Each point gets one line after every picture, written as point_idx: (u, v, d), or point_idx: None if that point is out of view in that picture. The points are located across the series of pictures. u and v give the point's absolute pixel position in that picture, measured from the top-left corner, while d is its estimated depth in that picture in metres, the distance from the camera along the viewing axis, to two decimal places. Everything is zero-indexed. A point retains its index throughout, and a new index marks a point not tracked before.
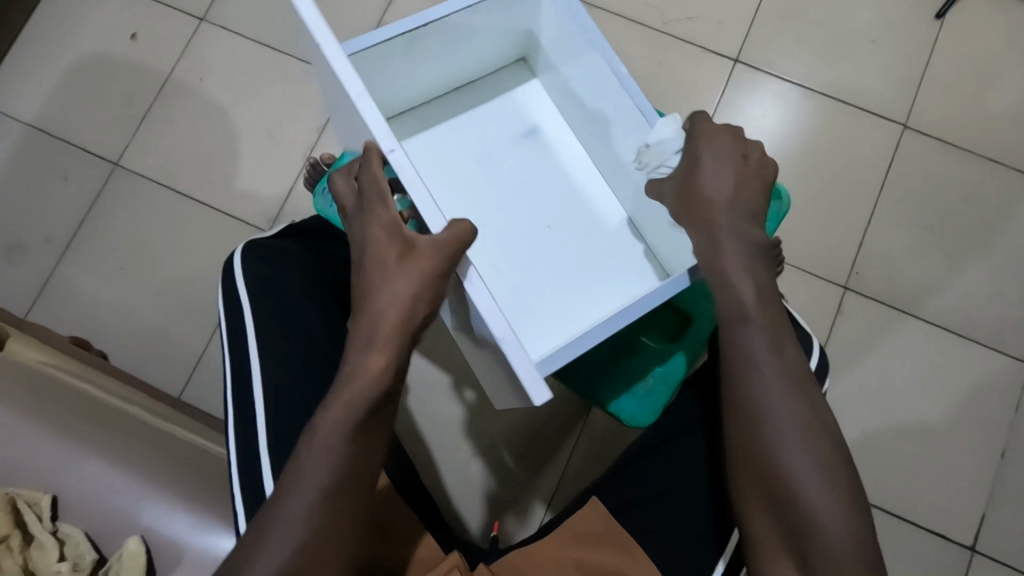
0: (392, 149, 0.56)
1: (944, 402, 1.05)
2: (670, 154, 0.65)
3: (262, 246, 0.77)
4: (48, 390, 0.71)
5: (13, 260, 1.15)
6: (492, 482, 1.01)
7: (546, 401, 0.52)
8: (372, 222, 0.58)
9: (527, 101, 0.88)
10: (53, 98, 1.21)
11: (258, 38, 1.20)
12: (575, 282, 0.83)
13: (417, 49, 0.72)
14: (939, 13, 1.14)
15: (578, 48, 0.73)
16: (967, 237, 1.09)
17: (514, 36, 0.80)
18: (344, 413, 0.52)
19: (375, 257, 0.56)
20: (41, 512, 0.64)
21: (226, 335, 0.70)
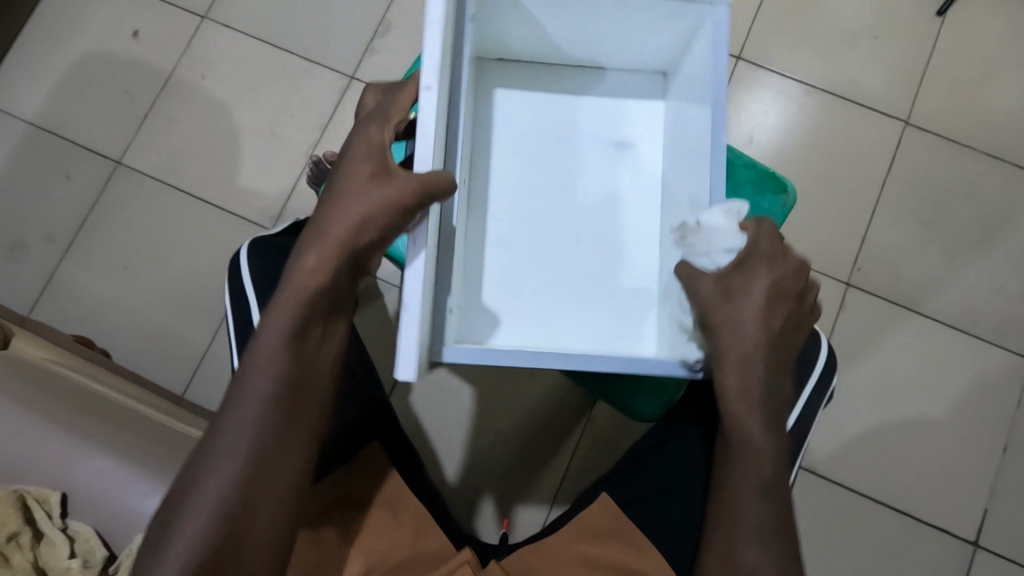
0: (428, 87, 0.52)
1: (946, 397, 1.06)
2: (719, 254, 0.61)
3: (266, 244, 0.77)
4: (55, 388, 0.71)
5: (16, 259, 1.15)
6: (497, 479, 1.01)
7: (407, 381, 0.50)
8: (360, 133, 0.56)
9: (637, 115, 0.86)
10: (55, 96, 1.21)
11: (260, 36, 1.20)
12: (566, 300, 0.82)
13: (545, 7, 0.72)
14: (939, 10, 1.14)
15: (702, 79, 0.71)
16: (967, 233, 1.09)
17: (652, 47, 0.78)
18: (287, 321, 0.53)
19: (347, 174, 0.55)
20: (50, 509, 0.64)
21: (233, 334, 0.71)
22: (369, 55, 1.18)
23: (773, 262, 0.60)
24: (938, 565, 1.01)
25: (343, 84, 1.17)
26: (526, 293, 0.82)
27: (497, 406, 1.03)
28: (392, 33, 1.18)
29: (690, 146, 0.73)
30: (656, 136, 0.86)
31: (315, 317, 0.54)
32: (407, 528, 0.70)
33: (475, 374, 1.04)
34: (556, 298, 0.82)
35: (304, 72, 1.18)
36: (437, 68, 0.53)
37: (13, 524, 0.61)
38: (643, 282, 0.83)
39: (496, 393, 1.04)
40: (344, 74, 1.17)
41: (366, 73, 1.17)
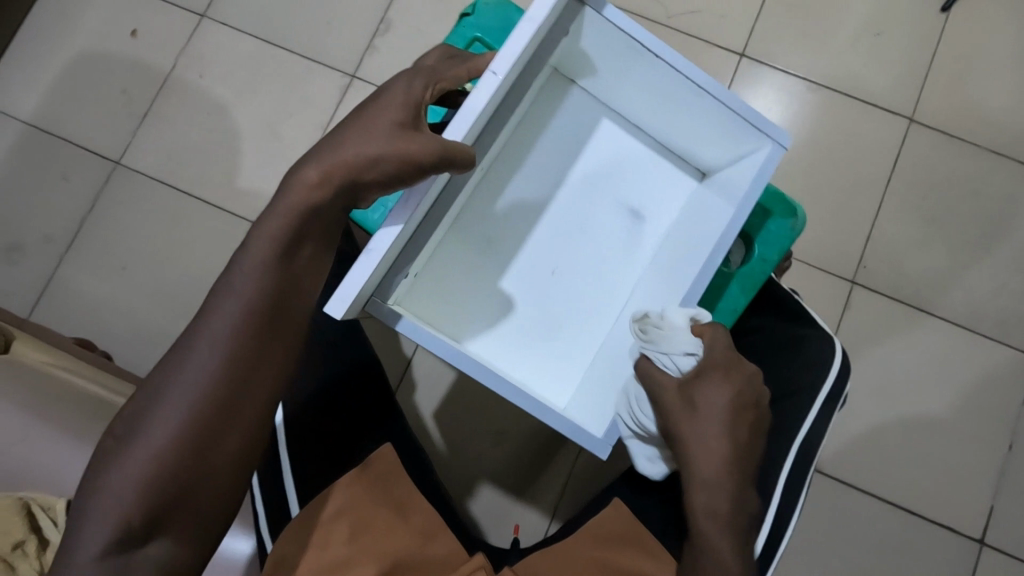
0: (495, 72, 0.53)
1: (952, 395, 1.05)
2: (682, 358, 0.59)
3: None
4: (58, 393, 0.70)
5: (14, 260, 1.14)
6: (504, 480, 1.01)
7: (332, 316, 0.51)
8: (402, 84, 0.54)
9: (659, 191, 0.77)
10: (52, 96, 1.20)
11: (259, 34, 1.19)
12: (521, 329, 0.75)
13: (602, 56, 0.64)
14: (944, 6, 1.13)
15: (736, 194, 0.63)
16: (972, 230, 1.09)
17: (699, 142, 0.69)
18: (272, 240, 0.51)
19: (373, 114, 0.52)
20: (55, 516, 0.63)
21: None
22: (370, 54, 1.16)
23: (731, 371, 0.59)
24: (943, 563, 1.01)
25: (343, 83, 1.16)
26: (469, 297, 0.74)
27: (503, 408, 1.02)
28: (393, 31, 1.16)
29: (696, 245, 0.65)
30: (664, 223, 0.76)
31: (303, 243, 0.52)
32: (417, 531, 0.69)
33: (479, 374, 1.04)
34: (500, 315, 0.75)
35: (305, 71, 1.17)
36: (513, 57, 0.53)
37: (17, 533, 0.61)
38: (581, 345, 0.75)
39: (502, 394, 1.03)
40: (345, 72, 1.16)
41: (367, 72, 1.16)
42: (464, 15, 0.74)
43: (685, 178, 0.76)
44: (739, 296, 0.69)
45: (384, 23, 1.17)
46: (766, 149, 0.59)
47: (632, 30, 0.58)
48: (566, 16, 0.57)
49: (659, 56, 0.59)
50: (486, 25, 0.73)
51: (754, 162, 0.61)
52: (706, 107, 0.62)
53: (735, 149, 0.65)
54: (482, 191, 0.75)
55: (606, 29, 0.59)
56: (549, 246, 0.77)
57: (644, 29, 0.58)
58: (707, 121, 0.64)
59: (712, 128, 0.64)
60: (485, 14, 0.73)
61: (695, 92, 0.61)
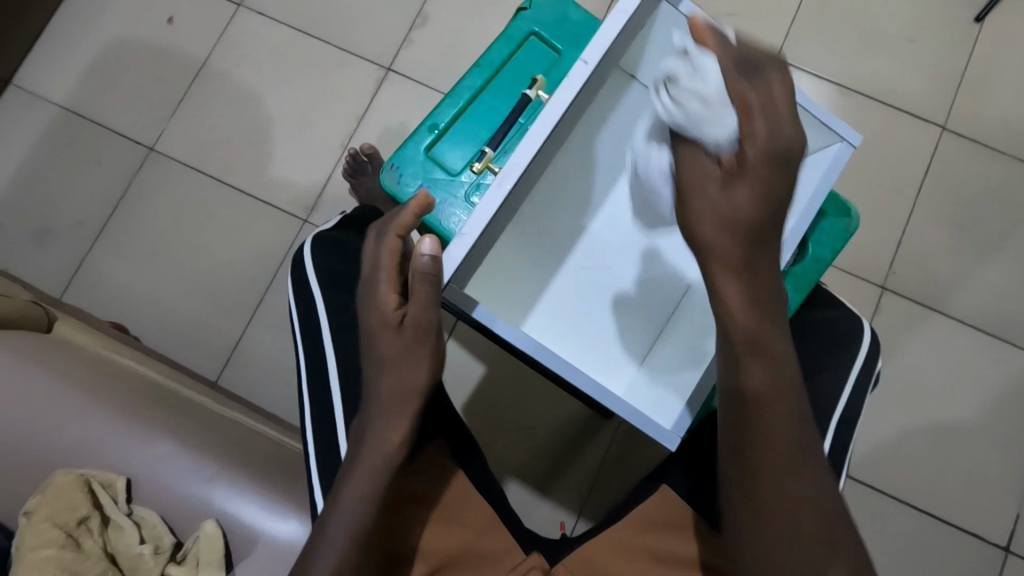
0: (587, 61, 0.55)
1: (981, 402, 1.06)
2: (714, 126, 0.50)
3: (330, 238, 0.77)
4: (110, 374, 0.70)
5: (45, 243, 1.14)
6: (541, 473, 1.01)
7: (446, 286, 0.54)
8: (378, 279, 0.54)
9: None
10: (87, 81, 1.20)
11: (296, 25, 1.19)
12: (574, 324, 0.77)
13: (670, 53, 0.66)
14: (978, 16, 1.14)
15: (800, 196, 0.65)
16: (1004, 238, 1.10)
17: None
18: (393, 380, 0.54)
19: (377, 313, 0.54)
20: (115, 494, 0.64)
21: (299, 326, 0.72)
22: (407, 47, 1.16)
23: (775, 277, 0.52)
24: (970, 569, 1.01)
25: (379, 75, 1.16)
26: (528, 288, 0.76)
27: (537, 403, 1.02)
28: (430, 25, 1.17)
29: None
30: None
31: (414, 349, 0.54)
32: (469, 527, 0.63)
33: (513, 369, 1.04)
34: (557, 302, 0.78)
35: (341, 62, 1.17)
36: (603, 49, 0.55)
37: (82, 509, 0.60)
38: (633, 334, 0.77)
39: (537, 388, 1.03)
40: (381, 65, 1.16)
41: (403, 65, 1.16)
42: (521, 8, 0.74)
43: None
44: (792, 295, 0.68)
45: (421, 17, 1.17)
46: (836, 147, 0.62)
47: None
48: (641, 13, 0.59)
49: None
50: (543, 20, 0.73)
51: (819, 163, 0.63)
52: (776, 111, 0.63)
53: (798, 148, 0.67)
54: (544, 187, 0.70)
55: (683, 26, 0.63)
56: (598, 244, 0.80)
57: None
58: None
59: None
60: (542, 9, 0.73)
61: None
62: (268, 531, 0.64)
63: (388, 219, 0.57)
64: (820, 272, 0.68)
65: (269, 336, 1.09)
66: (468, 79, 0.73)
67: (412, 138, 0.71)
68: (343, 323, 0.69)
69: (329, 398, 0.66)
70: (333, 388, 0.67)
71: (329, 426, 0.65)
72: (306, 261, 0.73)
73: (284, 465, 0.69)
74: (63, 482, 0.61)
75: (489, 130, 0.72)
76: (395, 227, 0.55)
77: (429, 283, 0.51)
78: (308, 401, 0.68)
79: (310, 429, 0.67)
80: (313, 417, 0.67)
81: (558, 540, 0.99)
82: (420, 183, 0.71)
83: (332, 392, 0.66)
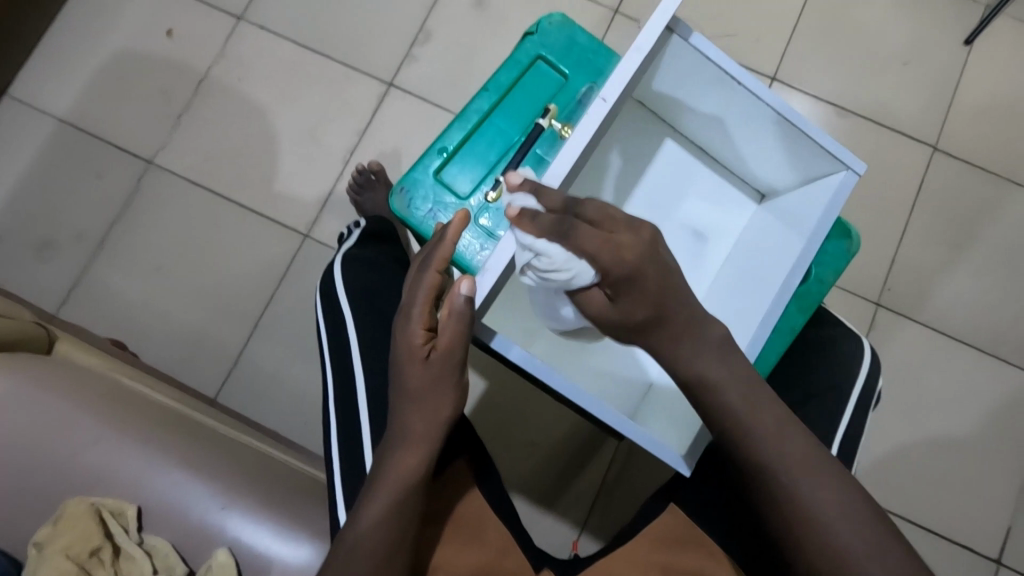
0: (605, 97, 0.55)
1: (974, 417, 1.08)
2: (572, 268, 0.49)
3: (360, 258, 0.79)
4: (118, 397, 0.70)
5: (41, 257, 1.13)
6: (548, 488, 1.01)
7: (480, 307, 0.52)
8: (412, 313, 0.53)
9: (723, 214, 0.78)
10: (85, 93, 1.19)
11: (297, 39, 1.19)
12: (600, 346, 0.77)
13: (678, 83, 0.66)
14: (968, 39, 1.17)
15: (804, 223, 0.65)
16: (995, 255, 1.12)
17: (766, 168, 0.71)
18: (427, 418, 0.54)
19: (405, 347, 0.53)
20: (125, 522, 0.63)
21: (328, 337, 0.73)
22: (409, 62, 1.17)
23: None
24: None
25: (381, 90, 1.16)
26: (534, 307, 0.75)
27: (542, 419, 1.03)
28: (431, 41, 1.17)
29: (765, 273, 0.67)
30: (722, 246, 0.77)
31: (444, 387, 0.54)
32: (493, 548, 0.62)
33: (518, 384, 1.04)
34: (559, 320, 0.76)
35: (343, 76, 1.17)
36: (621, 82, 0.55)
37: (95, 539, 0.59)
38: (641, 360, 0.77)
39: (544, 401, 1.03)
40: (383, 80, 1.16)
41: (405, 80, 1.16)
42: (529, 33, 0.75)
43: (744, 199, 0.78)
44: (797, 315, 0.68)
45: (423, 33, 1.18)
46: (840, 175, 0.62)
47: (722, 60, 0.60)
48: (652, 47, 0.58)
49: (742, 84, 0.61)
50: (551, 44, 0.74)
51: (826, 189, 0.64)
52: (789, 137, 0.63)
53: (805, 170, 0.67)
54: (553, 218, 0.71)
55: (691, 53, 0.61)
56: None
57: (732, 61, 0.60)
58: (785, 149, 0.66)
59: (785, 155, 0.67)
60: (550, 33, 0.74)
61: (774, 119, 0.63)
62: (281, 559, 0.64)
63: (432, 244, 0.54)
64: (825, 295, 0.68)
65: (270, 351, 1.08)
66: (476, 103, 0.73)
67: (421, 161, 0.71)
68: (372, 341, 0.70)
69: (356, 409, 0.67)
70: (361, 404, 0.67)
71: (355, 445, 0.66)
72: (336, 275, 0.76)
73: (298, 489, 0.69)
74: (74, 509, 0.60)
75: (498, 154, 0.73)
76: (438, 255, 0.52)
77: (462, 323, 0.50)
78: (335, 420, 0.69)
79: (335, 440, 0.68)
80: (339, 436, 0.67)
81: (566, 558, 0.99)
82: (430, 206, 0.71)
83: (359, 403, 0.67)
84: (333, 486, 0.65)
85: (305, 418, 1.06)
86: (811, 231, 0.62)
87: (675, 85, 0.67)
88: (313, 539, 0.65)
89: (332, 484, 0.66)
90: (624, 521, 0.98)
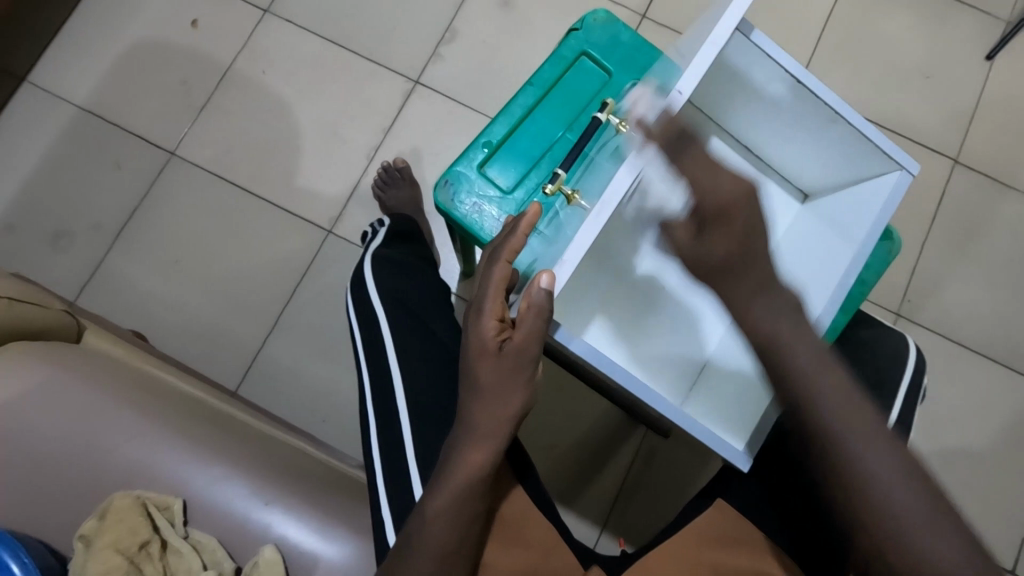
0: (680, 91, 0.54)
1: (989, 430, 1.08)
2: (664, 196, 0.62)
3: (390, 259, 0.78)
4: (153, 388, 0.69)
5: (59, 247, 1.11)
6: (585, 480, 1.01)
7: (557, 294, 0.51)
8: (483, 308, 0.52)
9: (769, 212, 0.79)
10: (106, 82, 1.18)
11: (324, 34, 1.18)
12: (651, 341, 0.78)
13: (733, 86, 0.66)
14: (989, 54, 1.18)
15: (856, 226, 0.66)
16: (1013, 268, 1.13)
17: (815, 169, 0.72)
18: (503, 415, 0.53)
19: (477, 345, 0.53)
20: (171, 517, 0.62)
21: (360, 336, 0.73)
22: (435, 60, 1.16)
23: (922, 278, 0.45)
24: None
25: (407, 87, 1.15)
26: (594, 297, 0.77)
27: (573, 415, 1.03)
28: (459, 39, 1.17)
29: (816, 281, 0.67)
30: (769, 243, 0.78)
31: (519, 384, 0.53)
32: (536, 551, 0.61)
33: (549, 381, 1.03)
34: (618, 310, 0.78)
35: (369, 72, 1.16)
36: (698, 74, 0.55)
37: (143, 533, 0.59)
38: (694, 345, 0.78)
39: (577, 396, 1.03)
40: (409, 77, 1.16)
41: (431, 78, 1.16)
42: (573, 29, 0.75)
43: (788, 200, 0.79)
44: (841, 317, 0.67)
45: (450, 32, 1.17)
46: (895, 175, 0.62)
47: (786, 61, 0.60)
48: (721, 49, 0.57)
49: (805, 84, 0.61)
50: (595, 41, 0.74)
51: (878, 189, 0.64)
52: (845, 138, 0.64)
53: (853, 169, 0.67)
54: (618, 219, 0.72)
55: (751, 53, 0.60)
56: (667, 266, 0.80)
57: (794, 61, 0.60)
58: (838, 148, 0.66)
59: (837, 158, 0.67)
60: (594, 30, 0.74)
61: (830, 118, 0.63)
62: (325, 556, 0.63)
63: (501, 239, 0.55)
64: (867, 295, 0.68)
65: (291, 347, 1.07)
66: (520, 98, 0.73)
67: (465, 155, 0.71)
68: (406, 340, 0.70)
69: (395, 407, 0.67)
70: (399, 405, 0.67)
71: (396, 444, 0.65)
72: (366, 270, 0.75)
73: (337, 486, 0.69)
74: (119, 503, 0.59)
75: (542, 149, 0.72)
76: (510, 248, 0.52)
77: (543, 317, 0.49)
78: (374, 419, 0.68)
79: (374, 439, 0.68)
80: (379, 435, 0.67)
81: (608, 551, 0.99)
82: (474, 200, 0.71)
83: (398, 402, 0.67)
84: (374, 484, 0.65)
85: (325, 416, 1.05)
86: (864, 233, 0.62)
87: (731, 88, 0.67)
88: (355, 537, 0.64)
89: (374, 483, 0.65)
90: (664, 511, 0.98)
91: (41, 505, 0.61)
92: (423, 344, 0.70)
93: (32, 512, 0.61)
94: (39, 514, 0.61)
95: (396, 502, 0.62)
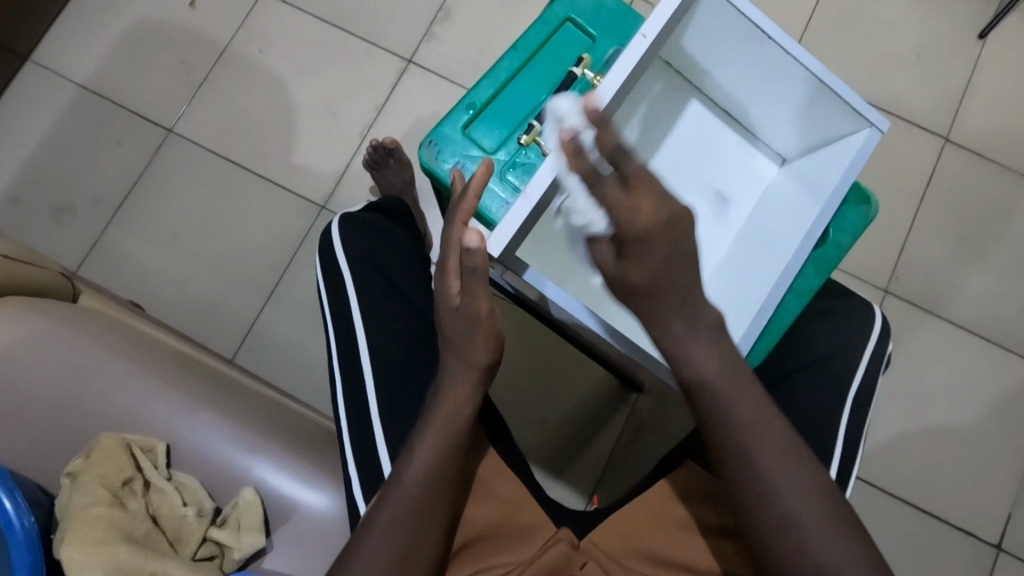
0: (644, 34, 0.59)
1: (976, 406, 1.09)
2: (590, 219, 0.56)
3: (365, 222, 0.79)
4: (144, 343, 0.72)
5: (60, 219, 1.14)
6: (564, 442, 1.03)
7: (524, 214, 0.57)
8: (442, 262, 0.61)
9: (746, 178, 0.81)
10: (107, 61, 1.20)
11: (319, 14, 1.20)
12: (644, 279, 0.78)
13: (705, 43, 0.70)
14: (983, 33, 1.18)
15: (827, 184, 0.68)
16: (1003, 246, 1.13)
17: (790, 132, 0.75)
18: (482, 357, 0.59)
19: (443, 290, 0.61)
20: (155, 458, 0.65)
21: (328, 297, 0.74)
22: (428, 40, 1.18)
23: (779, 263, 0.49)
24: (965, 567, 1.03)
25: (401, 66, 1.17)
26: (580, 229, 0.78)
27: (558, 387, 1.04)
28: (452, 19, 1.18)
29: (777, 244, 0.70)
30: (745, 208, 0.80)
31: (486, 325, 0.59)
32: (506, 503, 0.63)
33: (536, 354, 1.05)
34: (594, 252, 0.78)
35: (364, 51, 1.18)
36: (660, 20, 0.60)
37: (127, 470, 0.61)
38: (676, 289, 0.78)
39: (565, 368, 1.05)
40: (403, 57, 1.18)
41: (424, 58, 1.17)
42: None
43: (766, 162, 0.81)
44: (815, 276, 0.68)
45: (444, 13, 1.19)
46: (865, 132, 0.65)
47: (753, 13, 0.64)
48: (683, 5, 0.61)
49: (772, 37, 0.64)
50: (581, 8, 0.76)
51: (850, 147, 0.67)
52: (815, 96, 0.67)
53: (827, 129, 0.69)
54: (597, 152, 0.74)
55: (723, 9, 0.64)
56: None
57: (760, 15, 0.64)
58: (810, 106, 0.68)
59: (811, 118, 0.70)
60: None
61: (802, 76, 0.66)
62: (304, 501, 0.66)
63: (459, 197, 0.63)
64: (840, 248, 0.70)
65: (285, 318, 1.10)
66: (505, 62, 0.75)
67: (450, 117, 0.73)
68: (373, 302, 0.72)
69: (359, 365, 0.69)
70: (365, 363, 0.69)
71: (362, 402, 0.67)
72: (334, 231, 0.76)
73: (315, 441, 0.71)
74: (106, 444, 0.62)
75: (525, 112, 0.74)
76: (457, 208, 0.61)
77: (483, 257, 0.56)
78: (340, 377, 0.70)
79: (341, 396, 0.69)
80: (345, 391, 0.69)
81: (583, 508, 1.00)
82: (457, 159, 0.73)
83: (363, 360, 0.69)
84: (341, 438, 0.67)
85: (316, 386, 1.07)
86: (831, 192, 0.65)
87: (707, 47, 0.70)
88: (332, 485, 0.67)
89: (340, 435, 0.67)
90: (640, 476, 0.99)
91: (36, 449, 0.64)
92: (391, 306, 0.72)
93: (27, 455, 0.64)
94: (34, 457, 0.64)
95: (359, 453, 0.65)
